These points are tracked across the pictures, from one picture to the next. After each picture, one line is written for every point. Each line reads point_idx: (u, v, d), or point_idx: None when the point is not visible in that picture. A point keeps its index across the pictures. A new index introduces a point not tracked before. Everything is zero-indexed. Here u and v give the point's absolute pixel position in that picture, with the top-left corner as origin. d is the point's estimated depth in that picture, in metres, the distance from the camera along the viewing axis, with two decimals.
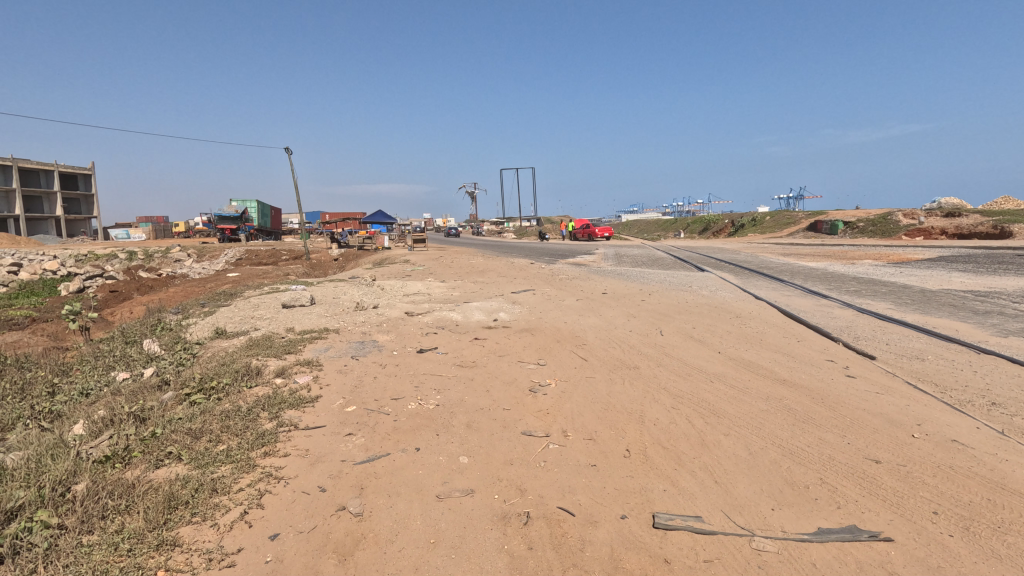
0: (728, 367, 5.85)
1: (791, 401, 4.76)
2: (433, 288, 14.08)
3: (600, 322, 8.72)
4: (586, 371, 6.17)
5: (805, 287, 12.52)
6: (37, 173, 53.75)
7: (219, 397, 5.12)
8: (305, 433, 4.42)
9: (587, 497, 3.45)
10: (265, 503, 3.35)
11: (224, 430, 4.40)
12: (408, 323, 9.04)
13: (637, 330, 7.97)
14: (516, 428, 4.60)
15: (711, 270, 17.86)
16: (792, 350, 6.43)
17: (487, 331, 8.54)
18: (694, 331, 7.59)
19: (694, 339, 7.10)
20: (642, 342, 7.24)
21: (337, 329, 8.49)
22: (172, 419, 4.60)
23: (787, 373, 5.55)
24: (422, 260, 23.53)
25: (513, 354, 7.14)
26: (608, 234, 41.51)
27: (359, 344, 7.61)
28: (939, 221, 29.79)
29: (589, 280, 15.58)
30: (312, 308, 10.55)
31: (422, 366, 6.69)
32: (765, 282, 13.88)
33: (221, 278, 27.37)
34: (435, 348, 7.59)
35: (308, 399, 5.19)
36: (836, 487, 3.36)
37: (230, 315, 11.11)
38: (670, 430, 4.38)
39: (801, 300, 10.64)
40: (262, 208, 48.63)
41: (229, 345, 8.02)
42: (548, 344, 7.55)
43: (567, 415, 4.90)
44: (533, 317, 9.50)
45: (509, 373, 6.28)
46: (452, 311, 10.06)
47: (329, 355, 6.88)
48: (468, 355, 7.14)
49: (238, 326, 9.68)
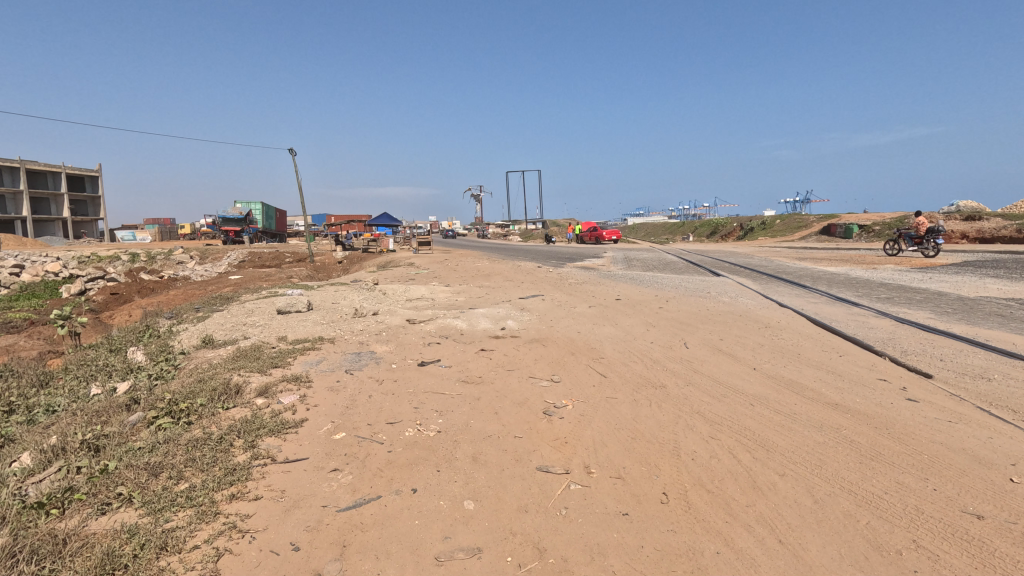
0: (769, 387, 5.17)
1: (851, 431, 4.08)
2: (438, 292, 13.46)
3: (617, 333, 8.04)
4: (605, 391, 5.51)
5: (833, 294, 11.80)
6: (44, 175, 53.71)
7: (190, 421, 4.47)
8: (282, 468, 3.77)
9: (622, 562, 2.80)
10: (222, 569, 2.71)
11: (188, 464, 3.76)
12: (409, 331, 8.39)
13: (659, 342, 7.29)
14: (530, 463, 3.94)
15: (727, 274, 17.14)
16: (838, 368, 5.73)
17: (495, 341, 7.90)
18: (722, 344, 6.90)
19: (724, 353, 6.41)
20: (666, 356, 6.56)
21: (332, 339, 7.85)
22: (131, 448, 3.97)
23: (838, 396, 4.86)
24: (425, 263, 22.85)
25: (523, 368, 6.48)
26: (616, 237, 40.83)
27: (355, 356, 6.96)
28: (960, 225, 29.00)
29: (600, 285, 14.92)
30: (309, 315, 9.92)
31: (423, 382, 6.04)
32: (787, 287, 13.18)
33: (222, 281, 26.84)
34: (438, 360, 6.95)
35: (291, 424, 4.55)
36: (937, 553, 2.69)
37: (221, 321, 10.50)
38: (713, 468, 3.69)
39: (830, 309, 9.93)
40: (268, 210, 48.33)
41: (214, 356, 7.37)
42: (561, 357, 6.87)
43: (588, 446, 4.23)
44: (544, 326, 8.85)
45: (520, 391, 5.62)
46: (457, 319, 9.41)
47: (320, 368, 6.24)
48: (474, 370, 6.48)
49: (228, 334, 9.07)
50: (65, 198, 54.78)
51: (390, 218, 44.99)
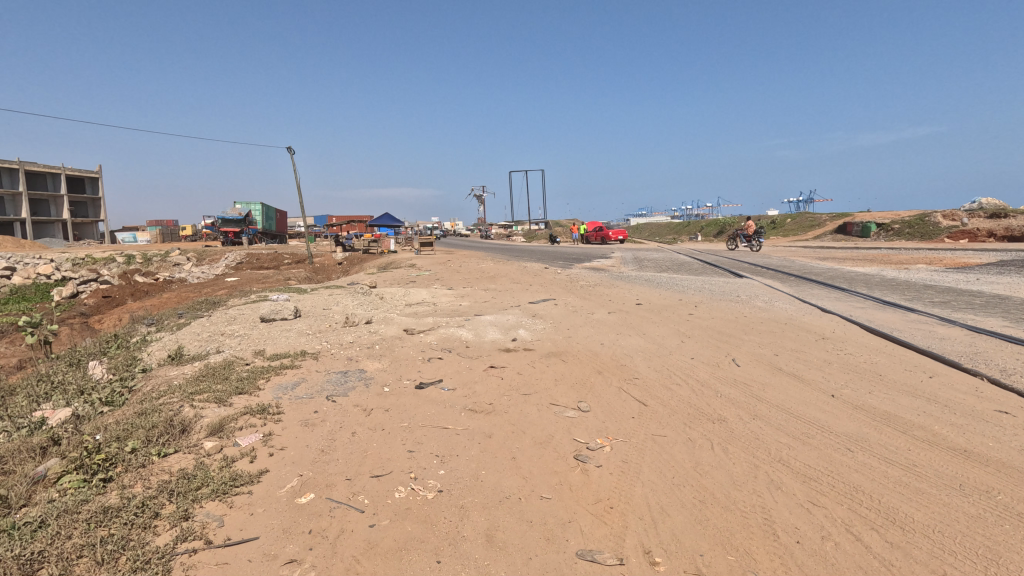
0: (863, 425, 4.03)
1: (1008, 496, 2.96)
2: (439, 296, 12.38)
3: (648, 346, 6.91)
4: (649, 424, 4.41)
5: (876, 297, 10.68)
6: (44, 176, 52.94)
7: (108, 478, 3.35)
8: (217, 559, 2.66)
9: None
10: None
11: (82, 555, 2.64)
12: (407, 343, 7.27)
13: (700, 357, 6.15)
14: (567, 547, 2.84)
15: (751, 275, 15.97)
16: (938, 395, 4.59)
17: (506, 356, 6.78)
18: (779, 361, 5.77)
19: (786, 374, 5.28)
20: (714, 376, 5.44)
21: (316, 354, 6.72)
22: (10, 526, 2.83)
23: (959, 437, 3.73)
24: (427, 265, 21.61)
25: (543, 392, 5.36)
26: (622, 237, 39.69)
27: (340, 377, 5.84)
28: (984, 223, 27.86)
29: (615, 287, 13.80)
30: (294, 324, 8.81)
31: (421, 412, 4.92)
32: (822, 290, 12.06)
33: (218, 283, 25.71)
34: (439, 380, 5.82)
35: (243, 479, 3.42)
36: None
37: (199, 331, 9.38)
38: (834, 562, 2.59)
39: (882, 314, 8.81)
40: (267, 212, 47.39)
41: (177, 376, 6.25)
42: (587, 378, 5.75)
43: (643, 516, 3.13)
44: (561, 337, 7.72)
45: (540, 425, 4.50)
46: (461, 328, 8.28)
47: (295, 394, 5.12)
48: (483, 394, 5.38)
49: (202, 347, 7.94)
50: (65, 200, 53.79)
51: (391, 218, 43.78)
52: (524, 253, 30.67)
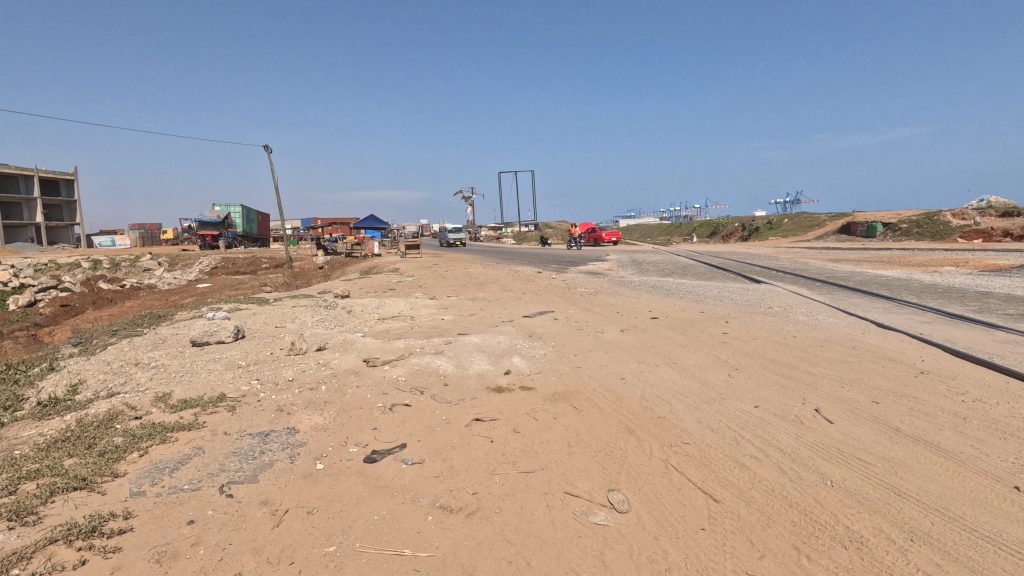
0: None
1: None
2: (418, 309, 10.49)
3: (688, 384, 5.12)
4: (737, 553, 2.65)
5: (932, 308, 9.04)
6: (16, 178, 50.19)
7: None
8: None
9: None
10: None
11: None
12: (364, 382, 5.41)
13: (768, 407, 4.39)
14: None
15: (769, 280, 14.34)
16: None
17: (496, 399, 4.98)
18: (886, 415, 4.03)
19: (915, 442, 3.54)
20: (803, 443, 3.68)
21: (234, 403, 4.86)
22: None
23: None
24: (412, 269, 19.71)
25: (552, 471, 3.58)
26: (617, 237, 37.97)
27: (257, 444, 4.01)
28: (998, 223, 26.48)
29: (622, 296, 12.07)
30: (228, 351, 6.92)
31: (363, 512, 3.13)
32: (865, 298, 10.38)
33: (188, 290, 23.63)
34: (399, 448, 4.00)
35: None
36: None
37: (111, 359, 7.43)
38: None
39: (962, 333, 7.11)
40: (248, 215, 45.25)
41: (28, 441, 4.36)
42: (613, 442, 3.97)
43: None
44: (567, 367, 5.95)
45: (554, 551, 2.75)
46: (439, 355, 6.47)
47: (168, 487, 3.26)
48: (460, 475, 3.57)
49: (100, 386, 6.02)
50: (39, 204, 51.04)
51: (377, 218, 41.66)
52: (517, 253, 31.82)
